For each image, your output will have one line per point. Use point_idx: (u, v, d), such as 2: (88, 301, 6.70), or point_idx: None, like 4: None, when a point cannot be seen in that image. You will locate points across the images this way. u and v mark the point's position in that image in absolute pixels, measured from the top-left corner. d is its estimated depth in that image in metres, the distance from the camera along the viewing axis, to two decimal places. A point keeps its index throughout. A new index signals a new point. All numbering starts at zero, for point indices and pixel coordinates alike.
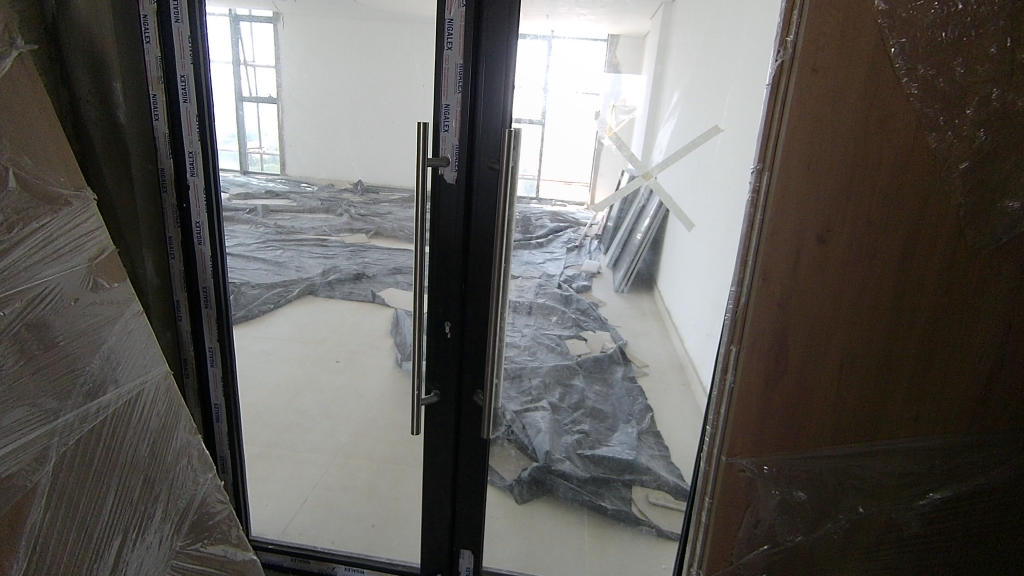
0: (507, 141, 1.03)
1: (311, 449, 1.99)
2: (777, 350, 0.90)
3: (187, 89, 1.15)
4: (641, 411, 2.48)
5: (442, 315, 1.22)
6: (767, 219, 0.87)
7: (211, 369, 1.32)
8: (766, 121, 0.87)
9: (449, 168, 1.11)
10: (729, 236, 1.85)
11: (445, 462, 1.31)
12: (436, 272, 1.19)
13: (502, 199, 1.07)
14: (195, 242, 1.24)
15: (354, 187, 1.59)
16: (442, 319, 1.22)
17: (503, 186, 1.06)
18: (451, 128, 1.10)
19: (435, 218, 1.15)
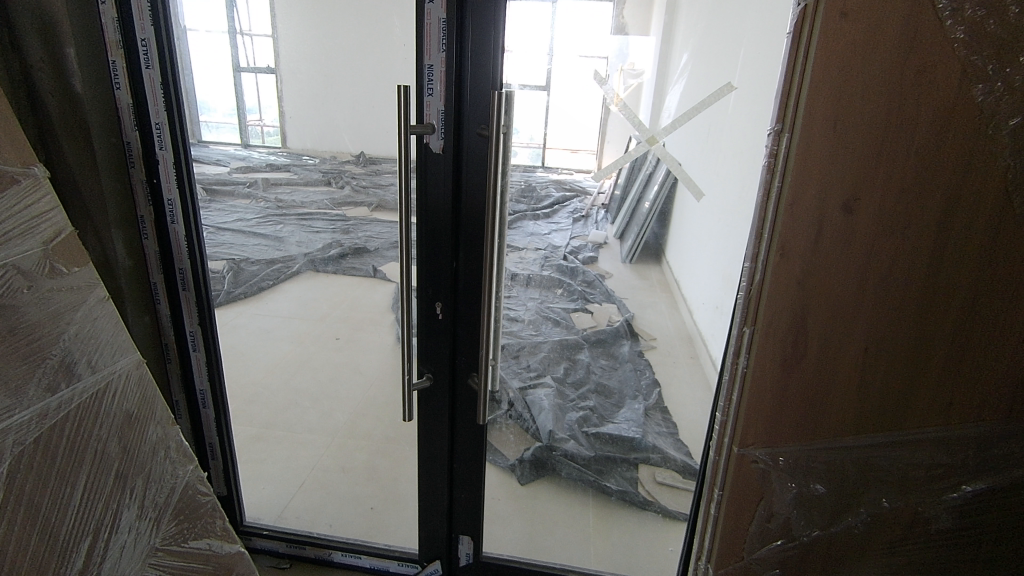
0: (498, 105, 0.93)
1: (309, 431, 1.97)
2: (796, 332, 0.82)
3: (149, 54, 1.05)
4: (649, 386, 2.42)
5: (432, 296, 1.14)
6: (786, 186, 0.77)
7: (194, 355, 1.26)
8: (786, 74, 0.76)
9: (434, 137, 1.02)
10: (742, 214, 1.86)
11: (440, 449, 1.26)
12: (425, 248, 1.11)
13: (494, 169, 0.98)
14: (168, 221, 1.16)
15: (355, 159, 1.55)
16: (432, 301, 1.14)
17: (495, 154, 0.98)
18: (436, 91, 0.99)
19: (422, 188, 1.06)
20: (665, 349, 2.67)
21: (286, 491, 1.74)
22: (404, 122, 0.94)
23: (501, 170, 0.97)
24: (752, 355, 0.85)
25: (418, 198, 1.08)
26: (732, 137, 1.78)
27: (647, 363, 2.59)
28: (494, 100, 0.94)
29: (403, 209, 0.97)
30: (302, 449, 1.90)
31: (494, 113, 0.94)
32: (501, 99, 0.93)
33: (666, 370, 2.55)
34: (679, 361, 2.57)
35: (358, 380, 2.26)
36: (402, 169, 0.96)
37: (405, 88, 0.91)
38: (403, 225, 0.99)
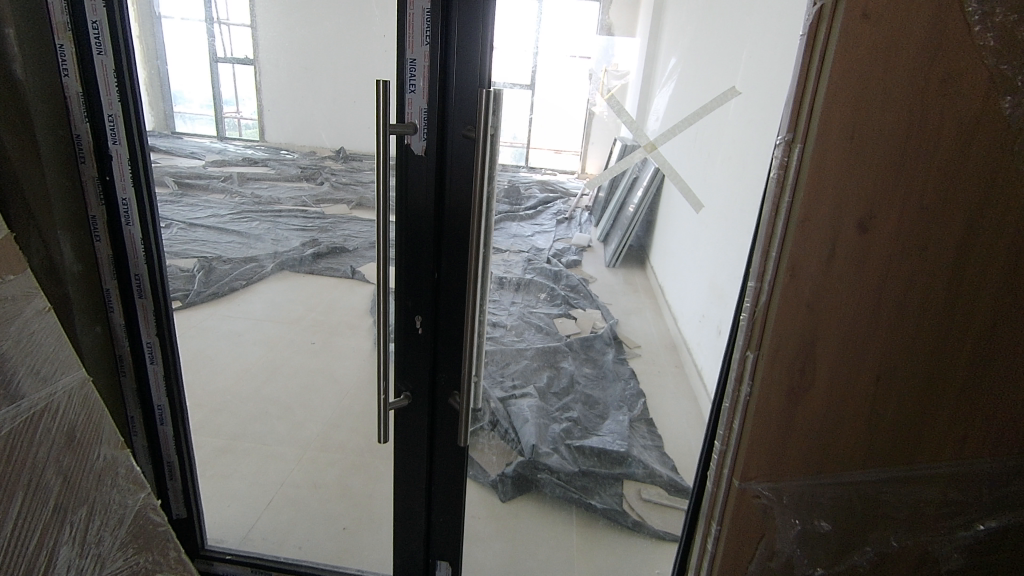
0: (486, 105, 0.86)
1: (280, 443, 1.88)
2: (805, 359, 0.76)
3: (102, 39, 0.95)
4: (634, 396, 2.37)
5: (412, 309, 1.06)
6: (797, 203, 0.71)
7: (151, 368, 1.17)
8: (798, 81, 0.70)
9: (416, 137, 0.94)
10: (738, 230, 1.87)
11: (418, 472, 1.18)
12: (405, 258, 1.03)
13: (480, 174, 0.91)
14: (122, 223, 1.05)
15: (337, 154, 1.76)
16: (412, 314, 1.06)
17: (482, 158, 0.90)
18: (419, 88, 0.91)
19: (402, 190, 0.99)
20: (649, 357, 2.67)
21: (252, 508, 1.64)
22: (384, 121, 0.86)
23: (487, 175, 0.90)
24: (756, 383, 0.79)
25: (398, 203, 1.01)
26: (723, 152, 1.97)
27: (632, 373, 2.52)
28: (481, 99, 0.86)
29: (382, 215, 0.89)
30: (272, 463, 1.80)
31: (482, 113, 0.87)
32: (489, 98, 0.85)
33: (651, 379, 2.51)
34: (663, 369, 2.57)
35: (334, 388, 2.17)
36: (381, 173, 0.88)
37: (386, 84, 0.83)
38: (382, 233, 0.92)
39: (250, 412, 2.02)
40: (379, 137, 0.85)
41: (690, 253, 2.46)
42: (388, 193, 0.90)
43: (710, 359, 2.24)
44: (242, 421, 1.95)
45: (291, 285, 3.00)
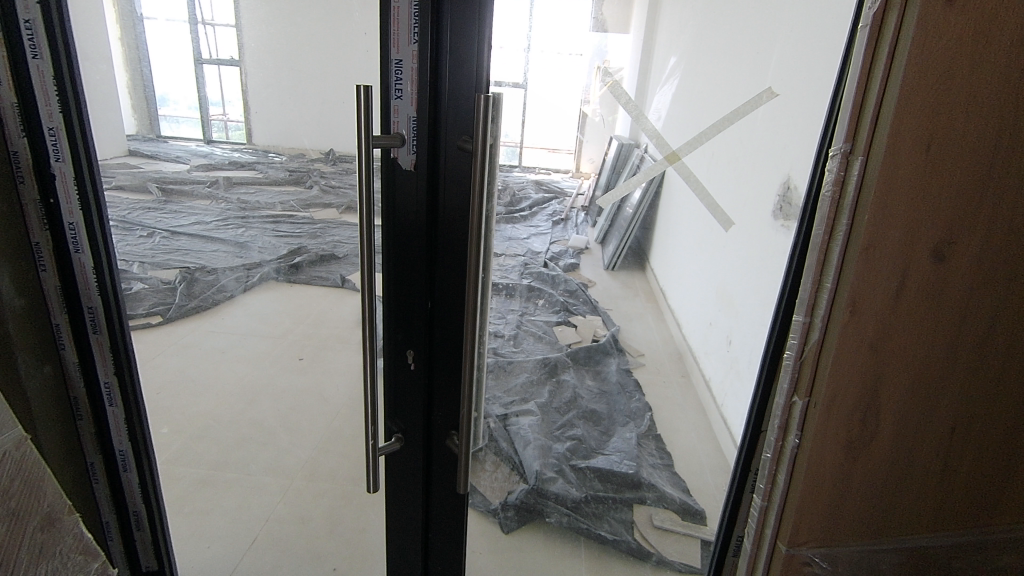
0: (483, 113, 0.74)
1: (265, 472, 1.75)
2: (867, 409, 0.65)
3: (38, 42, 0.82)
4: (640, 410, 2.25)
5: (402, 342, 0.94)
6: (860, 228, 0.60)
7: (110, 411, 1.04)
8: (861, 82, 0.59)
9: (404, 150, 0.81)
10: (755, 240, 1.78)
11: (413, 520, 1.05)
12: (395, 285, 0.92)
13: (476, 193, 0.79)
14: (71, 250, 0.93)
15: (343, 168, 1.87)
16: (403, 349, 0.94)
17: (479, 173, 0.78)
18: (406, 94, 0.79)
19: (391, 208, 0.87)
20: (654, 366, 2.57)
21: (235, 548, 1.50)
22: (365, 133, 0.74)
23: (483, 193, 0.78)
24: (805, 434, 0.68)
25: (388, 224, 0.88)
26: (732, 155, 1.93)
27: (636, 383, 2.42)
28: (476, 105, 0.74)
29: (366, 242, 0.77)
30: (256, 496, 1.66)
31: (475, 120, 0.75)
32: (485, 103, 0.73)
33: (656, 391, 2.40)
34: (669, 379, 2.48)
35: (323, 409, 2.04)
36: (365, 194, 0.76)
37: (368, 90, 0.71)
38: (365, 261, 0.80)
39: (234, 438, 1.89)
40: (359, 152, 0.74)
41: (695, 260, 2.36)
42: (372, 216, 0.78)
43: (719, 370, 2.13)
44: (225, 449, 1.83)
45: (278, 297, 2.88)
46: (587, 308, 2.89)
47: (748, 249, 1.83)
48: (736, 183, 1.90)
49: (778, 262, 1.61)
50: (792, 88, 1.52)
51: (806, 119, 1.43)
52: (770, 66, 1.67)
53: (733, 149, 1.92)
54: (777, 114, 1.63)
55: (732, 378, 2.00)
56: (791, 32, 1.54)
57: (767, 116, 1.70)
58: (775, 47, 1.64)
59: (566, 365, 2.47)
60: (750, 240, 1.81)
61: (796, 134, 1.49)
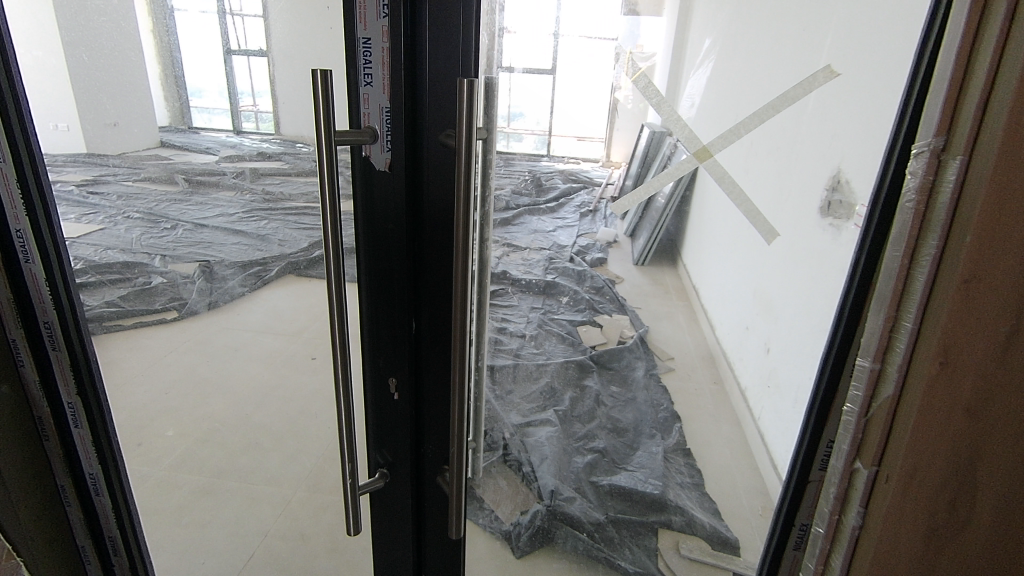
0: (468, 102, 0.61)
1: (268, 481, 1.67)
2: (956, 465, 0.55)
3: None
4: (668, 421, 2.10)
5: (384, 369, 0.81)
6: (957, 253, 0.50)
7: (75, 432, 0.95)
8: (955, 79, 0.49)
9: (377, 147, 0.68)
10: (797, 241, 1.61)
11: (403, 562, 0.93)
12: (373, 304, 0.79)
13: (461, 197, 0.66)
14: (19, 261, 0.83)
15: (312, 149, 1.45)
16: (384, 377, 0.82)
17: (465, 174, 0.65)
18: (377, 79, 0.65)
19: (366, 215, 0.74)
20: (684, 372, 2.42)
21: (229, 564, 1.41)
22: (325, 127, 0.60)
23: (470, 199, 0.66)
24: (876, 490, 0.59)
25: (363, 235, 0.75)
26: (772, 146, 1.76)
27: (664, 389, 2.30)
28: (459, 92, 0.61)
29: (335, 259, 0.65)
30: (257, 507, 1.58)
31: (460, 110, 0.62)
32: (468, 91, 0.60)
33: (687, 399, 2.24)
34: (700, 386, 2.33)
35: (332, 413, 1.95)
36: (330, 202, 0.64)
37: (327, 72, 0.58)
38: (337, 280, 0.68)
39: (239, 442, 1.81)
40: (319, 150, 0.61)
41: (731, 261, 2.18)
42: (340, 228, 0.66)
43: (756, 378, 1.96)
44: (229, 455, 1.75)
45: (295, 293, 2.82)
46: (614, 308, 2.92)
47: (791, 251, 1.66)
48: (775, 178, 1.71)
49: (827, 266, 1.44)
50: (850, 71, 1.34)
51: (867, 106, 1.25)
52: (821, 46, 1.47)
53: (776, 141, 1.73)
54: (830, 100, 1.44)
55: (770, 390, 1.84)
56: (850, 6, 1.35)
57: (818, 103, 1.51)
58: (825, 25, 1.45)
59: (589, 371, 2.35)
60: (793, 240, 1.63)
61: (854, 123, 1.31)
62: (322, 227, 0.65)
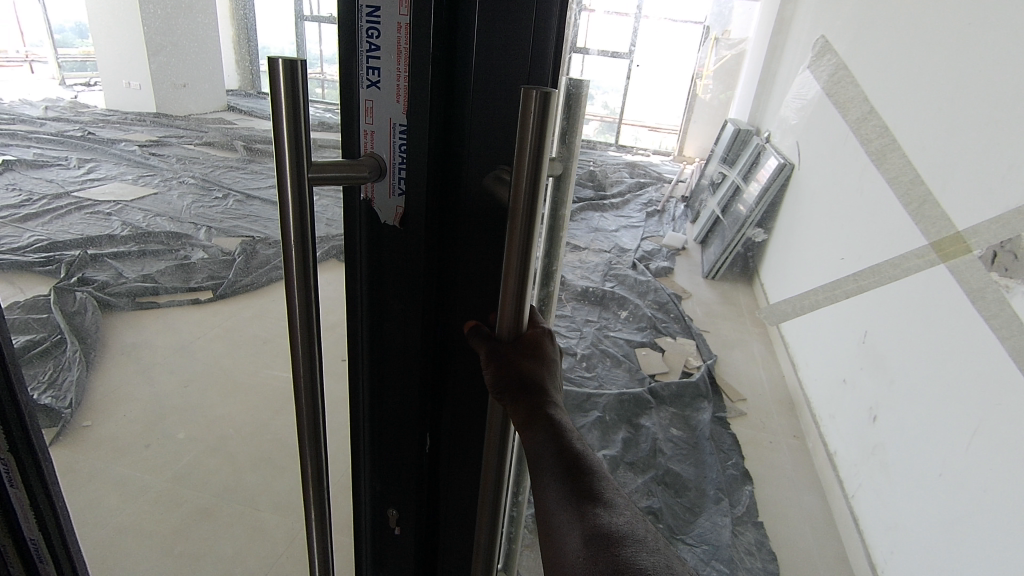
0: (536, 130, 0.35)
1: (274, 507, 1.48)
2: None
3: None
4: (735, 482, 1.80)
5: (383, 497, 0.61)
6: None
7: (11, 493, 0.73)
8: None
9: (385, 188, 0.47)
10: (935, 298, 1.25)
11: None
12: (377, 409, 0.58)
13: (510, 279, 0.41)
14: None
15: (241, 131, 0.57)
16: (384, 506, 0.61)
17: (522, 241, 0.40)
18: (387, 78, 0.43)
19: (376, 286, 0.53)
20: (758, 418, 2.08)
21: None
22: (303, 158, 0.37)
23: (530, 281, 0.41)
24: None
25: (366, 296, 0.54)
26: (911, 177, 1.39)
27: (733, 441, 1.98)
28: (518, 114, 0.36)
29: (304, 360, 0.42)
30: (263, 538, 1.41)
31: (517, 146, 0.37)
32: (539, 115, 0.35)
33: (760, 454, 1.93)
34: (776, 436, 1.99)
35: None
36: (296, 271, 0.40)
37: (298, 69, 0.35)
38: (306, 390, 0.44)
39: (251, 456, 1.64)
40: (280, 195, 0.38)
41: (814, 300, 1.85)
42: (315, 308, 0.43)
43: (852, 444, 1.61)
44: (238, 473, 1.58)
45: None
46: (679, 328, 2.57)
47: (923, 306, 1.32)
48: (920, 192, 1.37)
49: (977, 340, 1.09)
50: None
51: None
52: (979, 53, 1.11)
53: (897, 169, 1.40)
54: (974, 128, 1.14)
55: (872, 466, 1.49)
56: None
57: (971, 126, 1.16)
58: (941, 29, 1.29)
59: (647, 408, 2.07)
60: (917, 289, 1.28)
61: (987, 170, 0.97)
62: (285, 310, 0.42)
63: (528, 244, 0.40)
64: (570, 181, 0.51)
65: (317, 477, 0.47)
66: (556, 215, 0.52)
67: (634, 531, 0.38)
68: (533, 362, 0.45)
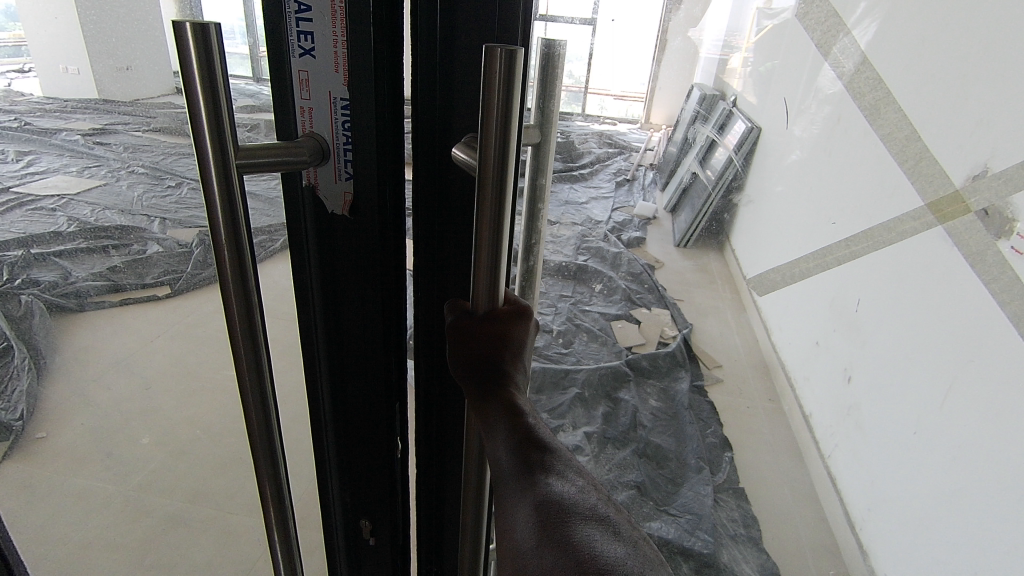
0: (502, 83, 0.36)
1: (245, 507, 1.44)
2: None
3: None
4: (715, 449, 1.84)
5: (365, 467, 0.67)
6: None
7: None
8: None
9: (331, 174, 0.52)
10: (900, 254, 1.24)
11: None
12: (348, 386, 0.63)
13: (482, 258, 0.42)
14: None
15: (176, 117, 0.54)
16: (364, 475, 0.68)
17: (490, 220, 0.41)
18: (321, 44, 0.47)
19: (338, 265, 0.58)
20: (734, 384, 2.10)
21: None
22: (227, 136, 0.35)
23: (501, 261, 0.43)
24: None
25: (318, 291, 0.59)
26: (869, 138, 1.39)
27: (712, 409, 2.00)
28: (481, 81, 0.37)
29: (250, 358, 0.40)
30: (235, 542, 1.37)
31: (481, 120, 0.38)
32: (505, 77, 0.36)
33: (737, 419, 1.95)
34: (753, 401, 2.01)
35: None
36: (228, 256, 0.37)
37: (211, 34, 0.31)
38: (254, 397, 0.42)
39: (220, 457, 1.58)
40: (203, 180, 0.35)
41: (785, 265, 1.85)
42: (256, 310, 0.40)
43: (824, 405, 1.62)
44: (207, 474, 1.53)
45: None
46: (654, 298, 2.58)
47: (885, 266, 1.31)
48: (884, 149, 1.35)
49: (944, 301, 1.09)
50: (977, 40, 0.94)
51: (991, 100, 0.90)
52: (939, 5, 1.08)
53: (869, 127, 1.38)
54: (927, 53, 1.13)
55: (844, 425, 1.50)
56: None
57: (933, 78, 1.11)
58: None
59: (625, 381, 2.08)
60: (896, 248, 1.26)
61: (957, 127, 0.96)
62: (223, 310, 0.39)
63: (497, 221, 0.41)
64: (548, 156, 0.62)
65: (275, 492, 0.45)
66: (536, 184, 0.62)
67: (586, 499, 0.35)
68: (494, 345, 0.45)
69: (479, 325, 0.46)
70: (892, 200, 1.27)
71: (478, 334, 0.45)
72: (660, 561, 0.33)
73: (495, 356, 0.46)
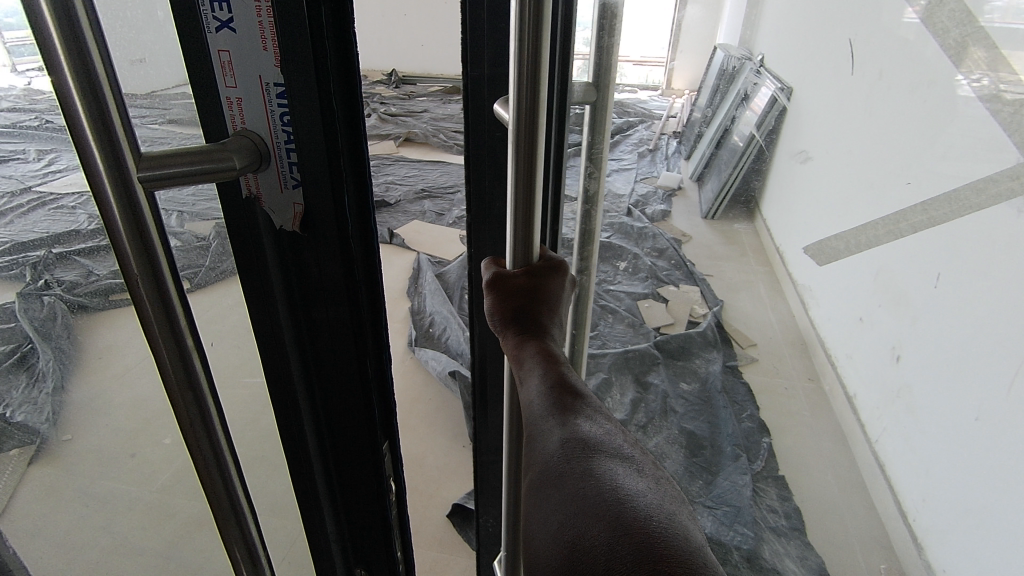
0: (524, 24, 0.38)
1: None
2: None
3: None
4: (752, 435, 1.78)
5: (346, 445, 0.75)
6: None
7: None
8: None
9: (276, 184, 0.57)
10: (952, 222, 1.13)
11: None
12: (323, 379, 0.71)
13: (518, 201, 0.44)
14: None
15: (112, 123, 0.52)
16: (346, 453, 0.75)
17: (526, 162, 0.43)
18: (242, 26, 0.50)
19: (297, 266, 0.63)
20: (770, 364, 2.00)
21: None
22: (116, 132, 0.34)
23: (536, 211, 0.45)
24: None
25: (281, 290, 0.64)
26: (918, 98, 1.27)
27: (747, 391, 1.92)
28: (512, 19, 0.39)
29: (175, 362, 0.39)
30: None
31: (515, 72, 0.40)
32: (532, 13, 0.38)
33: (775, 401, 1.87)
34: (791, 381, 1.91)
35: None
36: (138, 259, 0.36)
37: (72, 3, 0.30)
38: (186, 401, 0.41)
39: None
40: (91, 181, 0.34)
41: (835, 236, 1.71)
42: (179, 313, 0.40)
43: (872, 389, 1.50)
44: None
45: None
46: (681, 275, 2.48)
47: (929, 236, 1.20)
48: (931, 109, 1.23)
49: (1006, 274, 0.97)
50: None
51: None
52: None
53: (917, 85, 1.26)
54: None
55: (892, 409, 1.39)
56: None
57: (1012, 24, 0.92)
58: None
59: (654, 364, 2.01)
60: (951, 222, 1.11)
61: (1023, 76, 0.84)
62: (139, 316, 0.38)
63: (530, 179, 0.44)
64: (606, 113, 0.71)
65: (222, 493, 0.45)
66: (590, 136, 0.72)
67: (612, 442, 0.38)
68: (534, 297, 0.49)
69: (521, 279, 0.48)
70: (941, 163, 1.15)
71: (516, 287, 0.49)
72: (676, 493, 0.35)
73: (534, 307, 0.49)
